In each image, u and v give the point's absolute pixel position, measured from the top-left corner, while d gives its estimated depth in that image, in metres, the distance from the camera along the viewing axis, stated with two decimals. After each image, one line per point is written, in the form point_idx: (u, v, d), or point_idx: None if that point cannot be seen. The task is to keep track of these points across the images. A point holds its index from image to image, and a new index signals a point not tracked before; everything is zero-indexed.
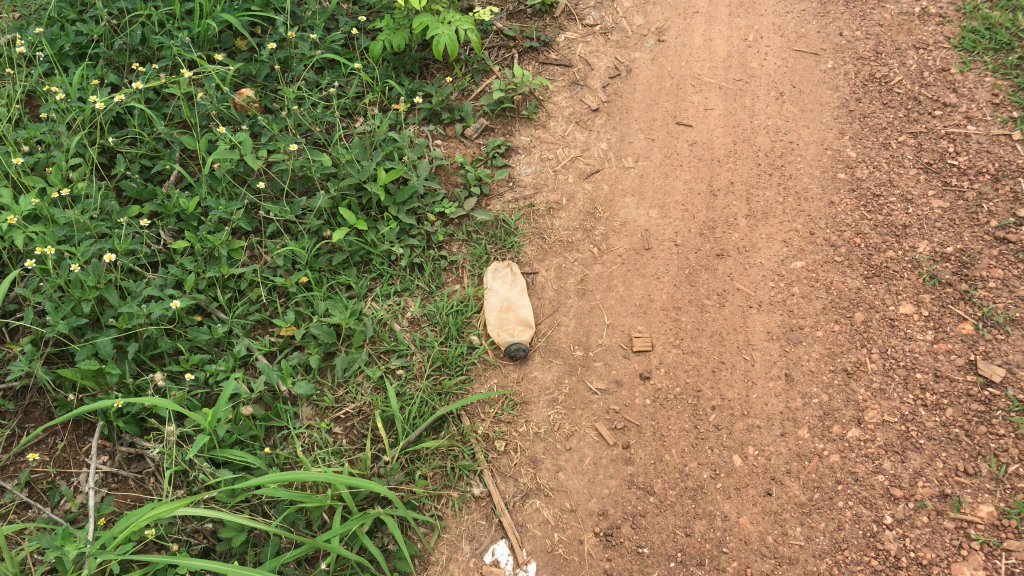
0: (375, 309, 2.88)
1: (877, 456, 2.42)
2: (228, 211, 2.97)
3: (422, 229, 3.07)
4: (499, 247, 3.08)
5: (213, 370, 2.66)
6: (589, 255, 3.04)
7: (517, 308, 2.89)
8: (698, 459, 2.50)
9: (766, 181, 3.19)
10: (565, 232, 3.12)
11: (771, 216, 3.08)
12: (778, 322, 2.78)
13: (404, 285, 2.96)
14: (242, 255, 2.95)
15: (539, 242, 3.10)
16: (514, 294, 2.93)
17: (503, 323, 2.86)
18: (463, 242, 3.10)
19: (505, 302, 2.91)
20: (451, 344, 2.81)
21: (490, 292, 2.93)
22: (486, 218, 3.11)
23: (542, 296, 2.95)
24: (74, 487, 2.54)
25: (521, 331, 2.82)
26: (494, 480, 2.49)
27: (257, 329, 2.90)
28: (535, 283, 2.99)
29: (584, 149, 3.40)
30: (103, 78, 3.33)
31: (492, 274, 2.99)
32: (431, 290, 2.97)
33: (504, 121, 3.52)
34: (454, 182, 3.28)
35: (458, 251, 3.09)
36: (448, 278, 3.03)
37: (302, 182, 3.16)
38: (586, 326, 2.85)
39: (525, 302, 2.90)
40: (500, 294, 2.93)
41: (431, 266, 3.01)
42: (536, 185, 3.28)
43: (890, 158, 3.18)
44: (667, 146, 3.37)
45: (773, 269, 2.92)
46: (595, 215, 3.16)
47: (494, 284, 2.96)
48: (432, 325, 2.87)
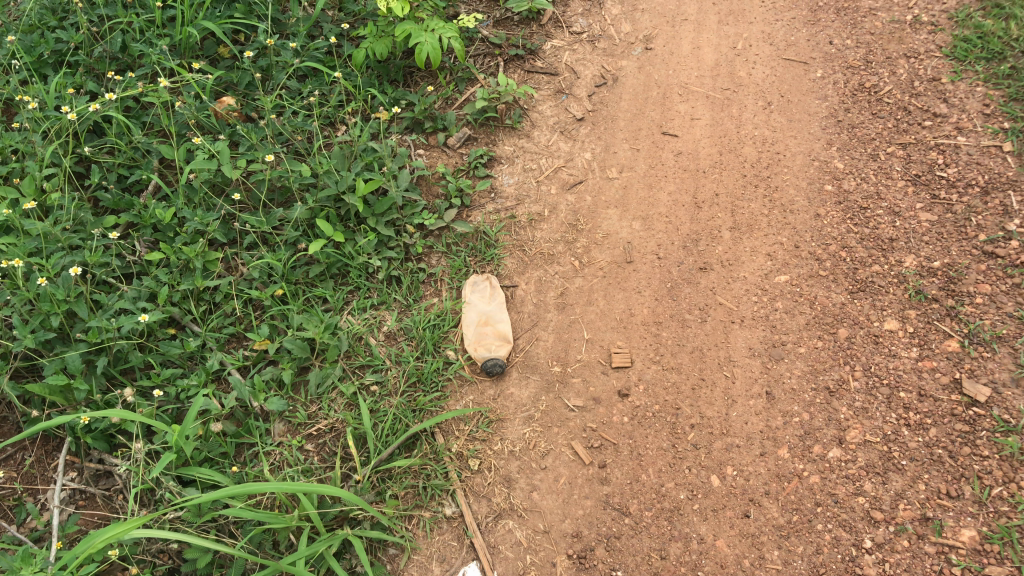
0: (350, 322, 2.83)
1: (858, 477, 2.37)
2: (204, 222, 2.94)
3: (400, 241, 3.01)
4: (479, 260, 3.01)
5: (184, 385, 2.62)
6: (570, 267, 2.98)
7: (495, 322, 2.81)
8: (676, 478, 2.44)
9: (751, 193, 3.15)
10: (545, 246, 3.05)
11: (755, 229, 3.04)
12: (760, 338, 2.73)
13: (380, 298, 2.90)
14: (217, 267, 2.93)
15: (520, 254, 3.03)
16: (494, 307, 2.85)
17: (481, 337, 2.78)
18: (442, 255, 3.04)
19: (483, 316, 2.83)
20: (426, 360, 2.73)
21: (468, 305, 2.85)
22: (466, 230, 3.03)
23: (520, 310, 2.88)
24: (40, 504, 2.51)
25: (498, 345, 2.74)
26: (467, 501, 2.42)
27: (231, 343, 2.87)
28: (514, 296, 2.92)
29: (567, 159, 3.34)
30: (81, 86, 3.30)
31: (471, 286, 2.91)
32: (408, 304, 2.90)
33: (488, 130, 3.47)
34: (434, 194, 3.23)
35: (437, 263, 3.03)
36: (426, 291, 2.96)
37: (281, 193, 3.13)
38: (565, 342, 2.77)
39: (503, 316, 2.82)
40: (479, 307, 2.85)
41: (409, 278, 2.94)
42: (518, 196, 3.22)
43: (878, 170, 3.14)
44: (653, 157, 3.32)
45: (757, 284, 2.88)
46: (577, 227, 3.10)
47: (472, 297, 2.88)
48: (408, 339, 2.80)
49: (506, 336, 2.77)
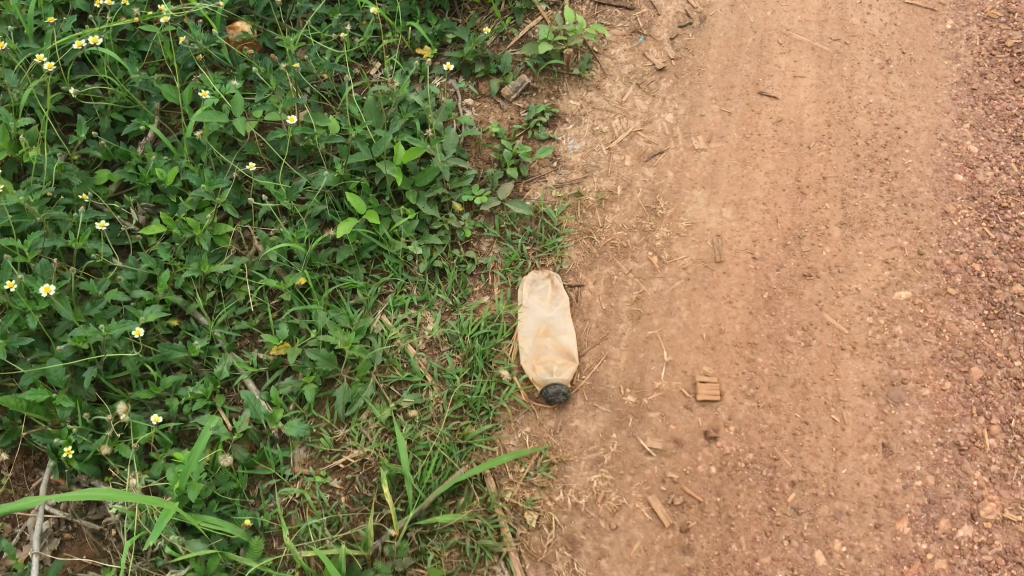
0: (385, 326, 2.38)
1: (995, 567, 2.00)
2: (212, 189, 2.46)
3: (445, 223, 2.51)
4: (538, 249, 2.54)
5: (188, 396, 2.22)
6: (647, 265, 2.50)
7: (558, 333, 2.36)
8: (773, 552, 2.05)
9: (865, 179, 2.63)
10: (617, 236, 2.56)
11: (870, 227, 2.54)
12: (876, 372, 2.28)
13: (421, 295, 2.44)
14: (228, 244, 2.48)
15: (586, 244, 2.55)
16: (556, 313, 2.40)
17: (541, 352, 2.34)
18: (494, 240, 2.55)
19: (543, 324, 2.38)
20: (474, 379, 2.30)
21: (525, 310, 2.40)
22: (523, 211, 2.55)
23: (586, 318, 2.42)
24: (19, 537, 2.13)
25: (561, 364, 2.30)
26: (523, 566, 2.05)
27: (244, 340, 2.43)
28: (580, 299, 2.46)
29: (645, 121, 2.80)
30: (68, 3, 2.76)
31: (529, 285, 2.46)
32: (454, 304, 2.44)
33: (550, 79, 2.89)
34: (485, 160, 2.72)
35: (488, 250, 2.55)
36: (475, 285, 2.50)
37: (303, 152, 2.63)
38: (640, 363, 2.32)
39: (567, 326, 2.37)
40: (538, 312, 2.40)
41: (455, 272, 2.47)
42: (585, 167, 2.70)
43: (1020, 158, 2.61)
44: (747, 123, 2.78)
45: (871, 299, 2.40)
46: (656, 212, 2.60)
47: (530, 300, 2.43)
48: (454, 350, 2.36)
49: (570, 352, 2.33)
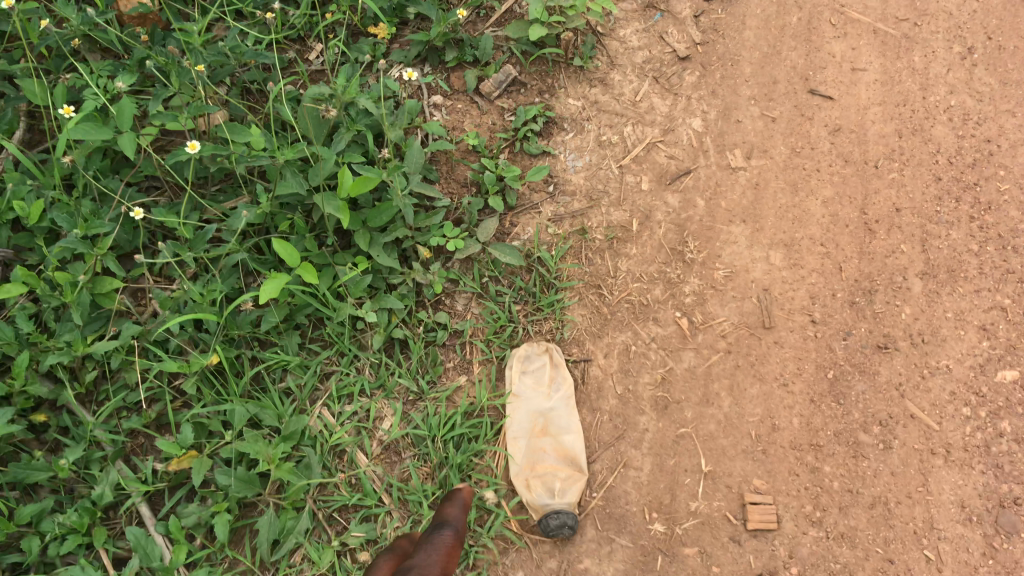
0: (326, 424, 1.78)
1: None
2: (88, 234, 1.79)
3: (409, 278, 1.86)
4: (529, 309, 1.93)
5: (54, 530, 1.63)
6: (674, 332, 1.91)
7: (560, 431, 1.79)
8: None
9: (950, 212, 1.99)
10: (634, 289, 1.95)
11: (961, 277, 1.93)
12: (978, 488, 1.74)
13: (377, 379, 1.82)
14: (113, 303, 1.83)
15: (594, 300, 1.94)
16: (557, 403, 1.81)
17: (537, 459, 1.77)
18: (473, 296, 1.93)
19: (540, 419, 1.80)
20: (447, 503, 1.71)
21: (516, 400, 1.81)
22: (515, 262, 1.91)
23: (595, 410, 1.84)
24: None
25: (564, 479, 1.74)
26: None
27: (139, 437, 1.82)
28: (587, 380, 1.87)
29: (665, 129, 2.14)
30: None
31: (520, 361, 1.85)
32: (420, 390, 1.82)
33: (542, 70, 2.21)
34: (461, 182, 2.07)
35: (466, 311, 1.93)
36: (449, 360, 1.88)
37: (219, 176, 1.98)
38: (670, 476, 1.76)
39: (571, 423, 1.79)
40: (532, 401, 1.81)
41: (421, 346, 1.84)
42: (590, 193, 2.07)
43: None
44: (797, 133, 2.11)
45: (967, 381, 1.84)
46: (684, 255, 1.98)
47: (522, 384, 1.83)
48: (420, 460, 1.75)
49: (576, 460, 1.76)
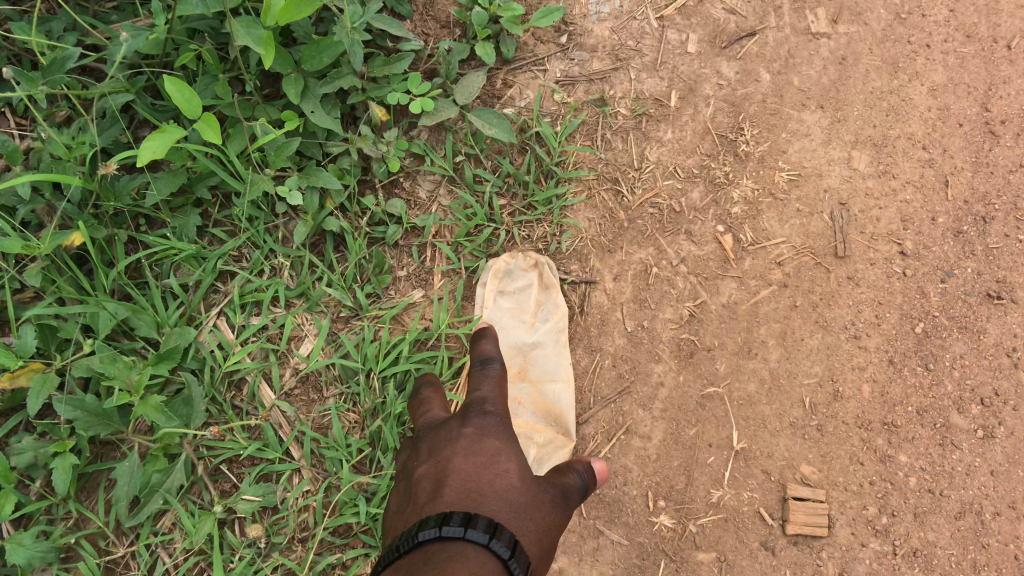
0: (222, 342, 1.28)
1: None
2: None
3: (352, 148, 1.34)
4: (518, 204, 1.41)
5: None
6: (712, 252, 1.40)
7: (542, 379, 1.32)
8: None
9: None
10: (663, 188, 1.43)
11: None
12: None
13: (296, 284, 1.32)
14: None
15: (607, 199, 1.42)
16: (544, 340, 1.33)
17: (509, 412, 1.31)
18: (443, 180, 1.40)
19: (518, 360, 1.32)
20: (375, 467, 1.24)
21: (488, 329, 1.32)
22: (507, 138, 1.37)
23: (594, 350, 1.35)
24: None
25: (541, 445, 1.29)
26: None
27: None
28: (587, 309, 1.37)
29: None
30: None
31: (498, 276, 1.35)
32: (357, 305, 1.32)
33: None
34: (441, 21, 1.47)
35: (431, 199, 1.40)
36: (402, 265, 1.37)
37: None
38: (688, 452, 1.30)
39: (560, 369, 1.32)
40: (510, 334, 1.32)
41: (360, 244, 1.33)
42: (616, 50, 1.48)
43: None
44: None
45: None
46: (736, 145, 1.44)
47: (496, 310, 1.33)
48: (346, 403, 1.27)
49: (561, 420, 1.30)
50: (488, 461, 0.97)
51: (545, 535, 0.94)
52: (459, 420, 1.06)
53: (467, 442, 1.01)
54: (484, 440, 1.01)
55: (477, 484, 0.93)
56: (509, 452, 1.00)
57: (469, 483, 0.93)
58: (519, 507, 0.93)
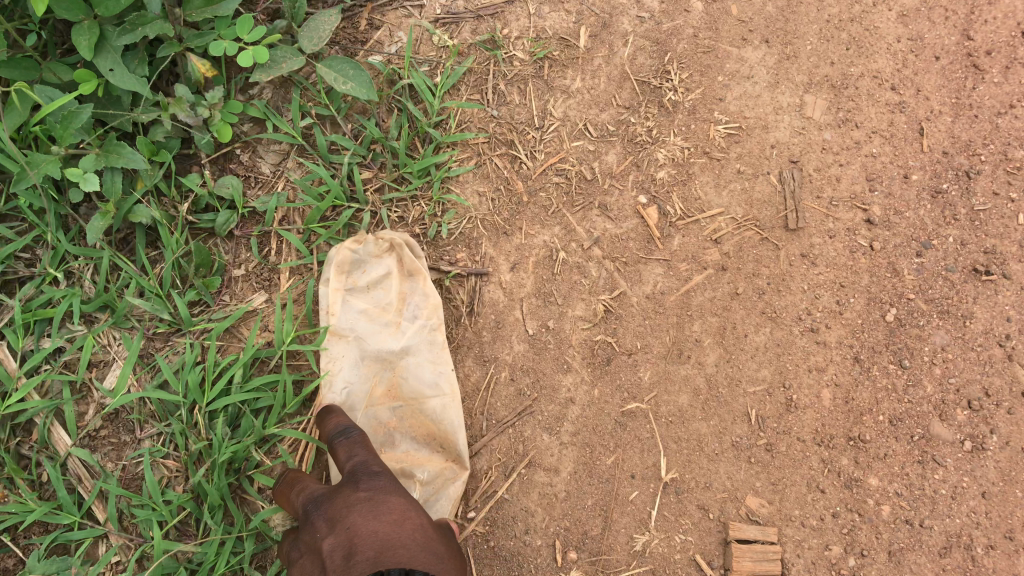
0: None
1: None
2: None
3: (164, 116, 1.03)
4: (386, 179, 1.11)
5: None
6: (632, 232, 1.12)
7: (417, 393, 1.04)
8: None
9: None
10: (571, 151, 1.14)
11: None
12: None
13: (97, 293, 1.00)
14: None
15: (501, 168, 1.14)
16: (413, 344, 1.04)
17: (380, 443, 1.03)
18: (290, 151, 1.10)
19: (383, 376, 1.03)
20: (203, 530, 0.97)
21: (340, 343, 1.02)
22: (370, 94, 1.06)
23: (487, 361, 1.09)
24: None
25: (426, 482, 1.03)
26: None
27: None
28: (479, 312, 1.10)
29: None
30: None
31: (346, 269, 1.04)
32: (177, 318, 1.02)
33: None
34: None
35: (275, 175, 1.10)
36: (240, 262, 1.07)
37: None
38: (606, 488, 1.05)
39: (437, 379, 1.04)
40: (369, 344, 1.03)
41: (180, 241, 1.03)
42: None
43: None
44: None
45: None
46: (659, 95, 1.16)
47: (351, 313, 1.03)
48: (162, 448, 0.98)
49: (447, 444, 1.04)
50: (400, 519, 0.75)
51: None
52: (332, 489, 0.82)
53: (368, 503, 0.77)
54: (386, 497, 0.78)
55: (400, 552, 0.70)
56: (413, 508, 0.79)
57: (391, 547, 0.70)
58: (445, 572, 0.73)
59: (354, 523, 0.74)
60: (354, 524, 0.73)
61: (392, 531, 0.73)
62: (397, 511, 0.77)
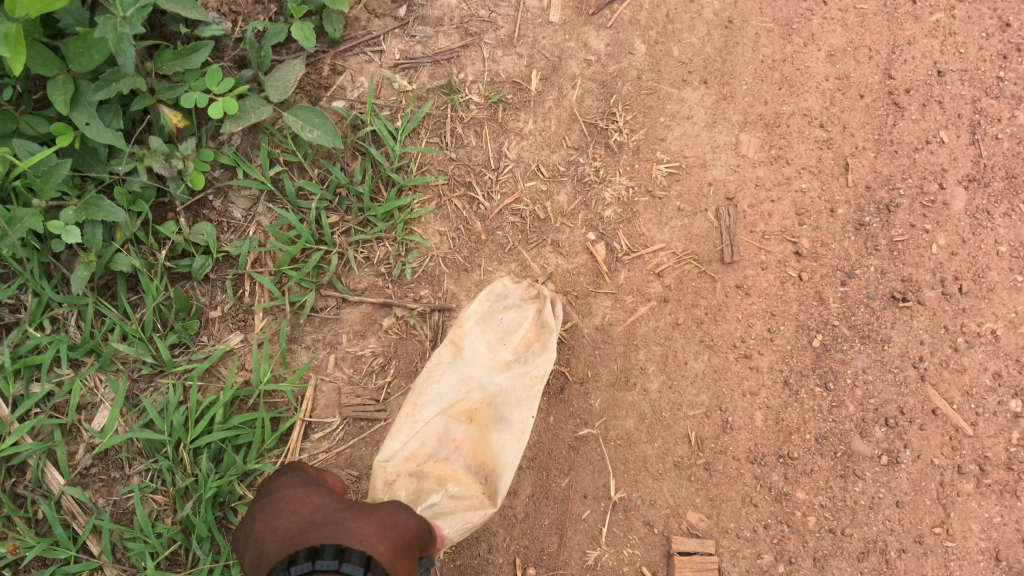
0: None
1: None
2: None
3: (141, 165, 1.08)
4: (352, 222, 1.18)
5: None
6: (581, 268, 1.22)
7: (492, 427, 1.08)
8: None
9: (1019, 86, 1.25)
10: (524, 191, 1.23)
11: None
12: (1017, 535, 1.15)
13: (83, 338, 1.06)
14: None
15: (459, 207, 1.22)
16: (511, 381, 1.09)
17: (430, 453, 1.07)
18: (260, 196, 1.16)
19: (467, 395, 1.09)
20: (192, 559, 1.05)
21: (452, 354, 1.11)
22: (331, 142, 1.12)
23: None
24: None
25: (453, 497, 1.04)
26: None
27: None
28: None
29: None
30: None
31: (492, 300, 1.15)
32: (159, 361, 1.09)
33: None
34: None
35: (247, 220, 1.16)
36: (218, 304, 1.14)
37: None
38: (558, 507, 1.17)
39: (514, 420, 1.07)
40: (475, 364, 1.10)
41: (160, 287, 1.09)
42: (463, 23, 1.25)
43: None
44: None
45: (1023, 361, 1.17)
46: (605, 136, 1.24)
47: (466, 337, 1.12)
48: (151, 483, 1.05)
49: (492, 479, 1.06)
50: (298, 508, 0.80)
51: (397, 529, 0.79)
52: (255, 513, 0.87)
53: (269, 510, 0.82)
54: (290, 496, 0.83)
55: (300, 532, 0.75)
56: (316, 490, 0.84)
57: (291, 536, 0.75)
58: (354, 521, 0.77)
59: (263, 533, 0.78)
60: (260, 535, 0.78)
61: (292, 518, 0.78)
62: (303, 505, 0.81)
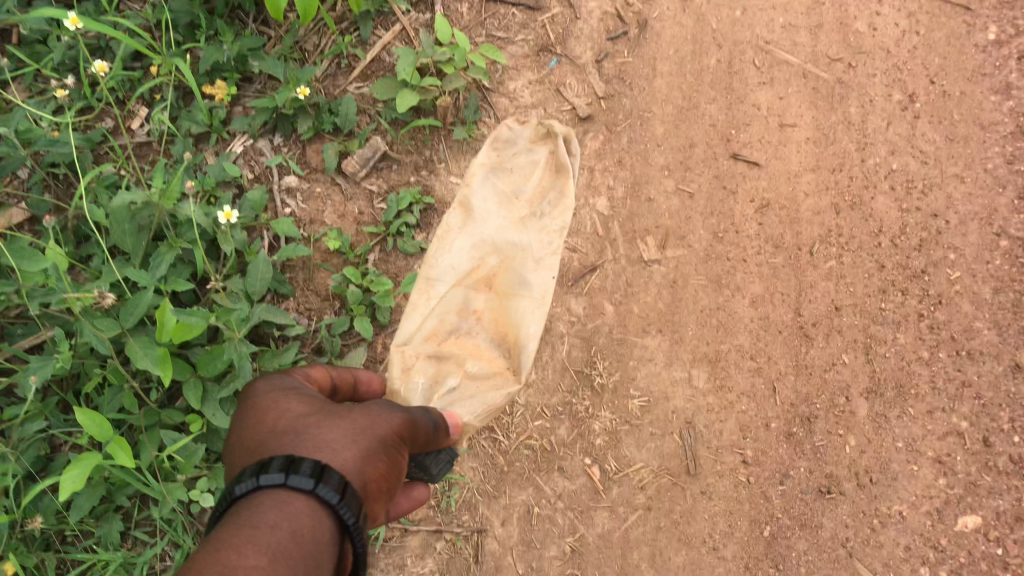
0: None
1: None
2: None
3: None
4: None
5: None
6: (585, 486, 1.60)
7: (506, 295, 1.41)
8: None
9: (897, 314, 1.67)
10: (534, 429, 1.61)
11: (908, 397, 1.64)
12: None
13: None
14: None
15: (487, 445, 1.59)
16: (529, 240, 1.46)
17: (460, 309, 1.40)
18: None
19: (487, 246, 1.45)
20: None
21: (470, 215, 1.49)
22: None
23: None
24: None
25: (473, 376, 1.34)
26: None
27: None
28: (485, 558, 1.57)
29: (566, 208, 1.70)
30: None
31: (501, 148, 1.58)
32: None
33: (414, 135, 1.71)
34: (322, 296, 1.62)
35: None
36: None
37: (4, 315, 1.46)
38: None
39: (530, 269, 1.44)
40: (490, 223, 1.48)
41: None
42: None
43: None
44: (720, 209, 1.72)
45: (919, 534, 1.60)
46: (592, 380, 1.63)
47: (481, 204, 1.50)
48: None
49: (512, 352, 1.38)
50: (270, 417, 0.87)
51: (361, 435, 0.83)
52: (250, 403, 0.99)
53: (250, 412, 0.91)
54: (260, 410, 0.91)
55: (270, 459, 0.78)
56: (281, 407, 0.89)
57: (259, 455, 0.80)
58: (318, 444, 0.80)
59: (244, 435, 0.87)
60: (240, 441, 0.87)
61: (262, 433, 0.84)
62: (277, 414, 0.89)
